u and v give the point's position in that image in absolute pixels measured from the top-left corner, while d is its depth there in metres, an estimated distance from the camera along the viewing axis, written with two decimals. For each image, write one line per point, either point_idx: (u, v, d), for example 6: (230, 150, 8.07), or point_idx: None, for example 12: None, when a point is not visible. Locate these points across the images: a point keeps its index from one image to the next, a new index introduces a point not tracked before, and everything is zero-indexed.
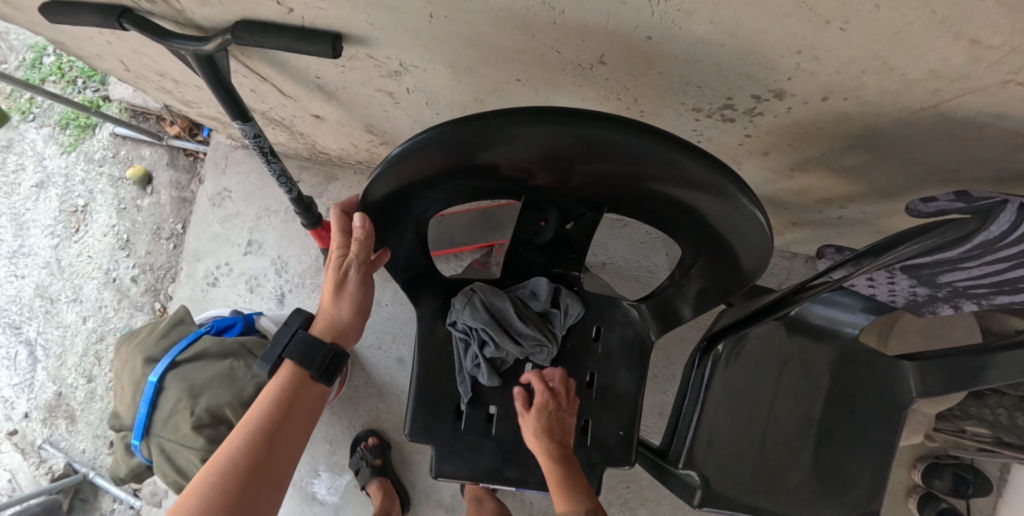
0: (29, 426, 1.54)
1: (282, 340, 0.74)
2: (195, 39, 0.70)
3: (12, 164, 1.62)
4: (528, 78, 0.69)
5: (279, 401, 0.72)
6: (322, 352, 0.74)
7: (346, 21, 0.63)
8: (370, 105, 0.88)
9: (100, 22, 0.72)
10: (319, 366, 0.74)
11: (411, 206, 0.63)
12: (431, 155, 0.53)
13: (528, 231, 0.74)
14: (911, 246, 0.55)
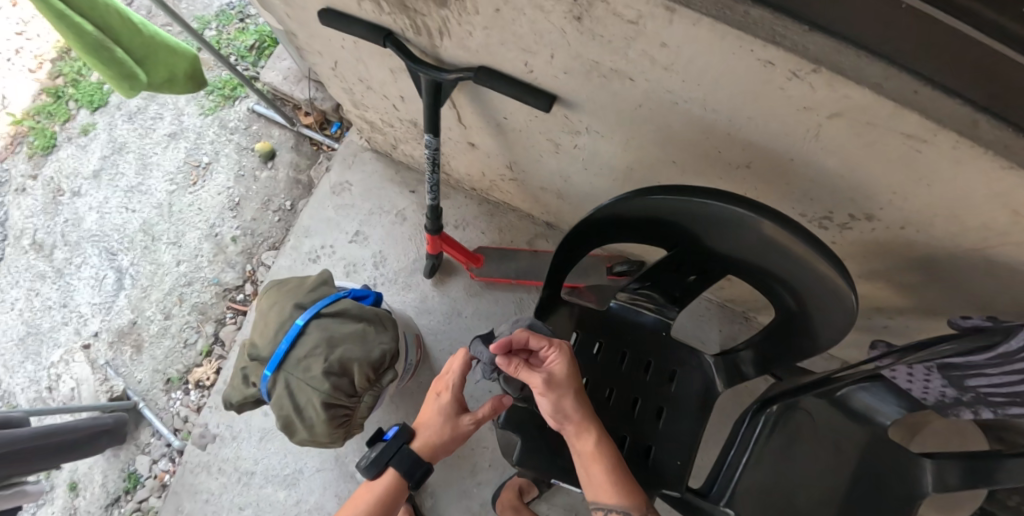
0: (98, 344, 1.67)
1: (388, 452, 0.99)
2: (437, 69, 0.89)
3: (152, 111, 1.82)
4: (681, 161, 0.91)
5: (382, 501, 0.97)
6: (420, 467, 0.99)
7: (567, 88, 0.84)
8: (531, 148, 1.07)
9: (366, 35, 0.90)
10: (416, 478, 0.99)
11: (595, 236, 0.83)
12: (633, 204, 0.74)
13: (652, 276, 0.91)
14: (948, 346, 0.73)
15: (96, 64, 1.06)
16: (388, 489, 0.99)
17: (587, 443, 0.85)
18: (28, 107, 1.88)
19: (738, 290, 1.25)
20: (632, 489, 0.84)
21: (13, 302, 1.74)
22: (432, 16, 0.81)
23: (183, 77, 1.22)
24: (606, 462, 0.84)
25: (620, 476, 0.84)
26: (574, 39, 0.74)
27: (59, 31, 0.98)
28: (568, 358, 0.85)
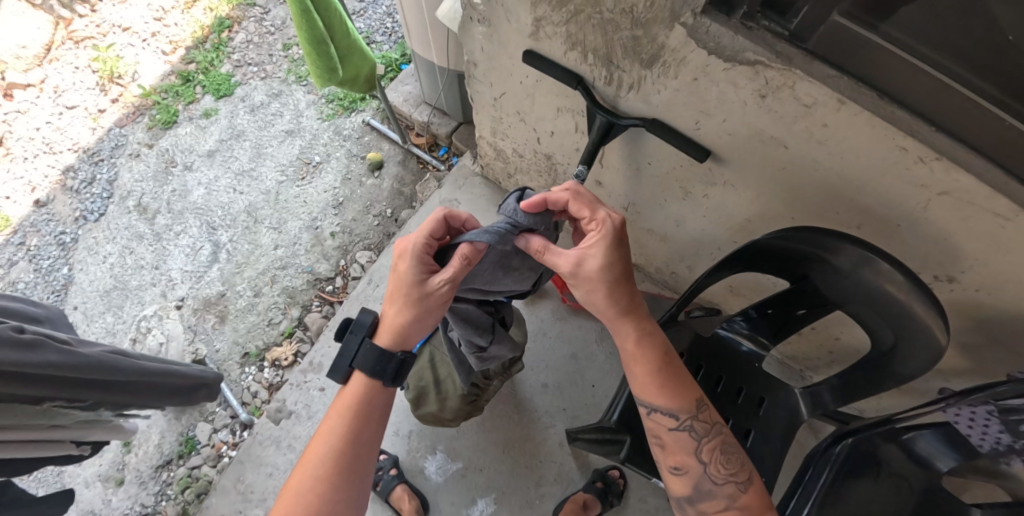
0: (183, 309, 1.75)
1: (353, 347, 0.95)
2: (614, 114, 1.09)
3: (274, 108, 2.00)
4: (799, 218, 1.10)
5: (354, 404, 0.94)
6: (388, 358, 0.94)
7: (725, 145, 1.04)
8: (659, 194, 1.27)
9: (561, 77, 1.09)
10: (390, 369, 0.94)
11: (743, 260, 1.00)
12: (784, 242, 0.94)
13: (771, 306, 1.08)
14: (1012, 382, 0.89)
15: (311, 54, 1.21)
16: (366, 393, 0.95)
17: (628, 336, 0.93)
18: (157, 85, 2.03)
19: (805, 349, 1.41)
20: (678, 384, 0.93)
21: (106, 256, 1.83)
22: (629, 72, 1.02)
23: (365, 81, 1.36)
24: (644, 357, 0.92)
25: (664, 372, 0.92)
26: (750, 109, 0.95)
27: (297, 22, 1.14)
28: (603, 244, 0.89)
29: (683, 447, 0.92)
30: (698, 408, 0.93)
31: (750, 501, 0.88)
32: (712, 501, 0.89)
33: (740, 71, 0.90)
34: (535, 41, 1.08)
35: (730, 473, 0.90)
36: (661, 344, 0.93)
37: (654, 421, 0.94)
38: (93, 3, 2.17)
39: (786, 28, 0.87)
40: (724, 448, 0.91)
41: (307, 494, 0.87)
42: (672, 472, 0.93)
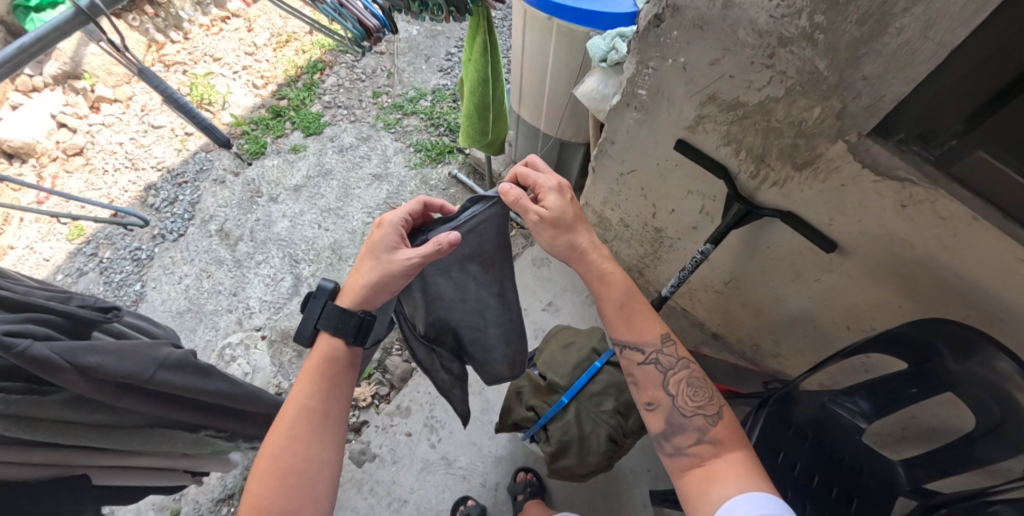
0: (260, 335, 1.82)
1: (316, 310, 0.98)
2: (754, 205, 1.21)
3: (362, 151, 2.14)
4: (906, 307, 1.25)
5: (324, 360, 0.98)
6: (352, 318, 0.97)
7: (853, 241, 1.19)
8: (767, 274, 1.43)
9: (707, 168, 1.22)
10: (354, 327, 0.97)
11: (869, 345, 1.16)
12: (908, 331, 1.10)
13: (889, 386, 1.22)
14: None
15: (471, 114, 1.29)
16: (331, 355, 0.98)
17: (590, 276, 1.02)
18: (248, 116, 2.24)
19: (881, 424, 1.55)
20: (643, 322, 1.04)
21: (181, 276, 1.98)
22: (779, 171, 1.14)
23: (499, 142, 1.44)
24: (609, 296, 1.02)
25: (628, 312, 1.04)
26: (888, 215, 1.09)
27: (470, 89, 1.23)
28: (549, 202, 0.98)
29: (652, 382, 1.03)
30: (664, 344, 1.03)
31: (719, 432, 0.98)
32: (685, 434, 0.99)
33: (889, 184, 1.04)
34: (689, 133, 1.20)
35: (697, 404, 1.01)
36: (623, 287, 1.03)
37: (625, 359, 1.05)
38: (186, 31, 2.49)
39: (932, 154, 1.01)
40: (690, 382, 1.03)
41: (280, 454, 0.91)
42: (648, 409, 1.04)
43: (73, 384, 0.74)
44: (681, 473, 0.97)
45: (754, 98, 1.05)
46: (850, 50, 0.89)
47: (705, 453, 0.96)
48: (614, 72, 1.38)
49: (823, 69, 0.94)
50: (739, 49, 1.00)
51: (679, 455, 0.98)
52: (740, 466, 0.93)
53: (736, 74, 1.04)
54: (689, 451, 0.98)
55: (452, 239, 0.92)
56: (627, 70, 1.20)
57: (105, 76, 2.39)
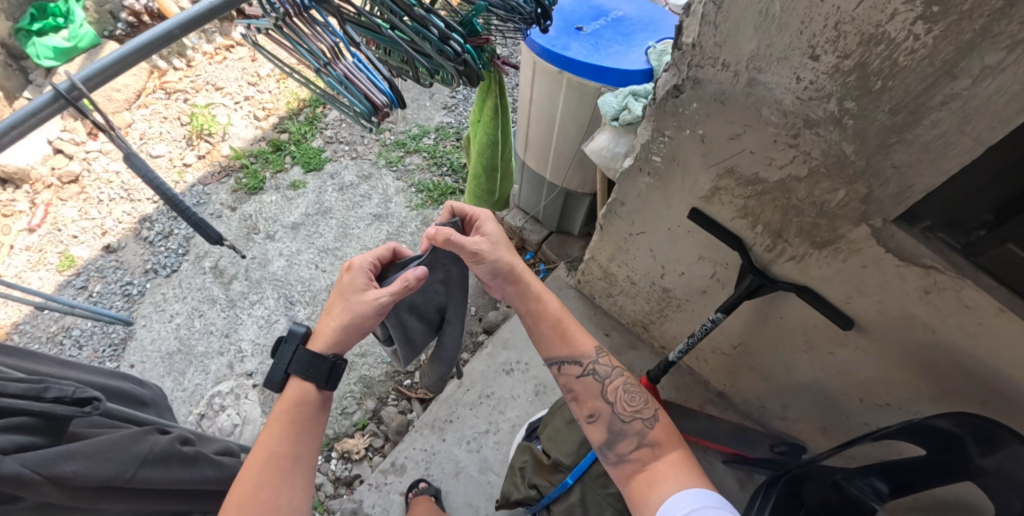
0: (251, 381, 1.78)
1: (284, 356, 0.96)
2: (769, 280, 1.16)
3: (362, 190, 2.12)
4: (924, 388, 1.19)
5: (294, 404, 0.94)
6: (323, 363, 0.95)
7: (870, 320, 1.14)
8: (777, 341, 1.39)
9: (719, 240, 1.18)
10: (325, 373, 0.96)
11: (889, 432, 1.11)
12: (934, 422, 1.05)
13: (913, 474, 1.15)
14: None
15: (477, 173, 1.25)
16: (302, 397, 0.95)
17: (527, 298, 1.12)
18: (248, 149, 2.23)
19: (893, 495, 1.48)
20: (575, 337, 1.13)
21: (172, 315, 1.93)
22: (795, 247, 1.09)
23: (505, 197, 1.39)
24: (544, 313, 1.12)
25: (561, 328, 1.14)
26: (910, 298, 1.03)
27: (478, 150, 1.18)
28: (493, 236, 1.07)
29: (591, 394, 1.11)
30: (596, 356, 1.12)
31: (656, 436, 1.04)
32: (626, 441, 1.04)
33: (912, 270, 0.99)
34: (703, 202, 1.14)
35: (635, 410, 1.07)
36: (554, 305, 1.14)
37: (564, 375, 1.13)
38: (189, 58, 2.49)
39: (958, 242, 0.95)
40: (625, 390, 1.10)
41: (248, 502, 0.86)
42: (588, 421, 1.10)
43: (49, 495, 0.70)
44: (626, 480, 1.01)
45: (774, 175, 0.99)
46: (881, 137, 0.83)
47: (646, 457, 1.01)
48: (626, 131, 1.33)
49: (850, 154, 0.87)
50: (761, 126, 0.93)
51: (623, 462, 1.02)
52: (678, 466, 0.98)
53: (757, 151, 0.97)
54: (632, 457, 1.02)
55: (420, 274, 0.95)
56: (641, 136, 1.14)
57: (105, 102, 2.32)
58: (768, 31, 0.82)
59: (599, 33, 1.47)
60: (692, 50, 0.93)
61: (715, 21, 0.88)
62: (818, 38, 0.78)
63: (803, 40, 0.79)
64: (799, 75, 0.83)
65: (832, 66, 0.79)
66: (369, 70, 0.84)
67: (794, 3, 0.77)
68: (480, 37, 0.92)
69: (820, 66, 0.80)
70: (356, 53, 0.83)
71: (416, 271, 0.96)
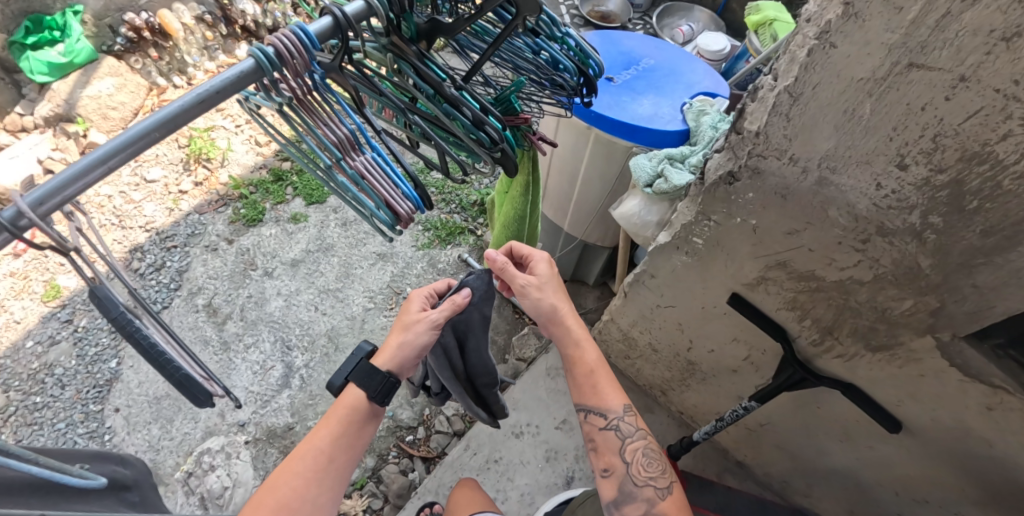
0: (242, 433, 1.68)
1: (348, 366, 0.96)
2: (814, 375, 1.05)
3: (366, 226, 2.04)
4: (975, 497, 1.08)
5: (347, 408, 0.95)
6: (376, 378, 0.94)
7: (922, 427, 1.03)
8: (811, 426, 1.28)
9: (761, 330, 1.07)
10: (377, 388, 0.95)
11: None
12: None
13: None
14: None
15: (499, 241, 1.13)
16: (354, 407, 0.95)
17: (565, 341, 1.01)
18: (246, 178, 2.13)
19: None
20: (605, 389, 1.02)
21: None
22: (845, 346, 0.98)
23: None
24: (578, 362, 1.01)
25: (592, 380, 1.02)
26: (970, 413, 0.90)
27: (505, 222, 1.07)
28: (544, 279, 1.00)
29: (610, 448, 1.01)
30: (623, 413, 1.01)
31: (666, 506, 0.96)
32: (633, 504, 0.97)
33: (978, 387, 0.85)
34: (746, 289, 1.04)
35: (649, 476, 0.98)
36: (593, 355, 1.02)
37: (587, 423, 1.03)
38: (190, 76, 2.40)
39: None
40: (644, 452, 1.00)
41: (286, 485, 0.90)
42: (602, 475, 1.01)
43: None
44: None
45: (832, 275, 0.88)
46: (964, 256, 0.72)
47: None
48: (659, 200, 1.23)
49: (925, 267, 0.77)
50: (826, 226, 0.83)
51: None
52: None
53: (817, 250, 0.87)
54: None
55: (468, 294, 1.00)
56: (683, 216, 1.04)
57: (100, 121, 2.20)
58: (851, 131, 0.71)
59: (631, 85, 1.37)
60: (756, 138, 0.82)
61: (788, 113, 0.76)
62: (910, 147, 0.67)
63: (892, 146, 0.69)
64: (880, 182, 0.73)
65: (921, 178, 0.69)
66: (392, 167, 0.65)
67: (889, 108, 0.66)
68: (518, 116, 0.81)
69: (907, 177, 0.70)
70: (374, 148, 0.65)
71: (464, 292, 1.01)
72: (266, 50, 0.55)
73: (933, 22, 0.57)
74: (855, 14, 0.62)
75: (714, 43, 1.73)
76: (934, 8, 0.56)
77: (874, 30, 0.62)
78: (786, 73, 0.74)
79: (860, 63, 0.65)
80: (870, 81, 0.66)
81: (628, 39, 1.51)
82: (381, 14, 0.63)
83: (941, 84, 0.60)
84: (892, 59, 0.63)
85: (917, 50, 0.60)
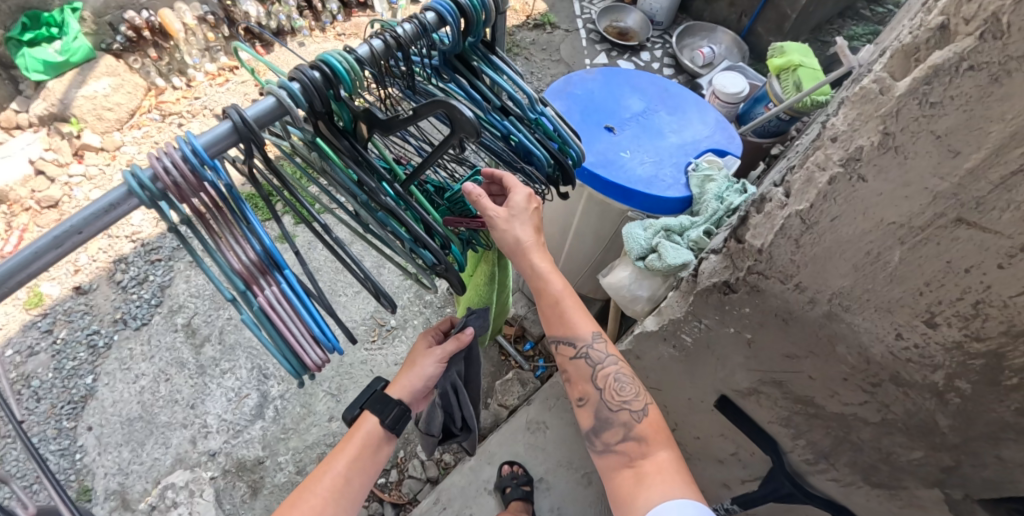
0: (212, 463, 1.64)
1: (364, 396, 0.93)
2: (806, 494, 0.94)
3: (354, 250, 1.97)
4: None
5: (365, 433, 0.90)
6: (390, 407, 0.90)
7: None
8: None
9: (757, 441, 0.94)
10: (391, 417, 0.90)
11: None
12: None
13: None
14: None
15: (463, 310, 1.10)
16: (374, 432, 0.91)
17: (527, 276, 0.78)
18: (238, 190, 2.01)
19: None
20: (575, 319, 0.86)
21: (138, 376, 1.78)
22: (841, 473, 0.87)
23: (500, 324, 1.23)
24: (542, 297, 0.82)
25: (558, 310, 0.85)
26: None
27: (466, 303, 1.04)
28: (515, 207, 0.72)
29: (583, 377, 0.91)
30: (594, 340, 0.89)
31: (645, 429, 0.87)
32: (612, 430, 0.89)
33: None
34: (736, 395, 0.93)
35: (623, 400, 0.90)
36: (559, 284, 0.82)
37: (557, 353, 0.91)
38: (190, 77, 2.35)
39: None
40: (618, 377, 0.90)
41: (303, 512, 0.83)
42: (578, 405, 0.94)
43: None
44: (612, 474, 0.86)
45: (833, 404, 0.77)
46: (991, 427, 0.64)
47: (632, 453, 0.86)
48: (651, 274, 1.12)
49: (944, 426, 0.68)
50: (831, 360, 0.73)
51: (607, 453, 0.88)
52: (666, 468, 0.82)
53: (818, 379, 0.76)
54: (618, 449, 0.87)
55: (471, 332, 0.94)
56: (671, 311, 0.92)
57: (94, 122, 2.15)
58: (871, 275, 0.62)
59: (635, 137, 1.25)
60: (758, 256, 0.71)
61: (799, 238, 0.66)
62: (943, 307, 0.59)
63: (921, 302, 0.61)
64: (900, 333, 0.64)
65: (952, 341, 0.61)
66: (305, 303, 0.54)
67: (923, 259, 0.58)
68: (471, 221, 0.72)
69: (934, 336, 0.62)
70: (290, 273, 0.54)
71: (466, 330, 0.95)
72: (141, 173, 0.44)
73: (999, 178, 0.49)
74: (895, 147, 0.53)
75: (731, 85, 1.64)
76: (1001, 162, 0.48)
77: (917, 170, 0.53)
78: (802, 194, 0.64)
79: (895, 205, 0.56)
80: (904, 227, 0.57)
81: (641, 78, 1.38)
82: (296, 113, 0.50)
83: (994, 249, 0.53)
84: (938, 209, 0.54)
85: (971, 206, 0.52)
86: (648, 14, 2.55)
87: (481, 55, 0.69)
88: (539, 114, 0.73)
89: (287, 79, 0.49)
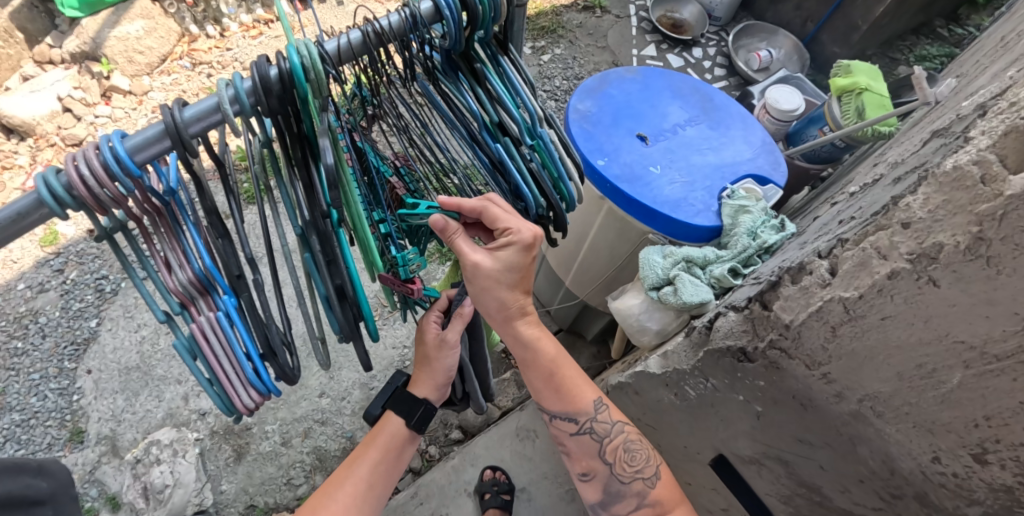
0: (202, 422, 1.63)
1: (384, 396, 0.89)
2: None
3: None
4: None
5: (388, 440, 0.87)
6: (416, 409, 0.87)
7: None
8: None
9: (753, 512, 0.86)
10: (415, 419, 0.87)
11: None
12: None
13: None
14: None
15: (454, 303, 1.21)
16: (396, 440, 0.88)
17: (515, 344, 0.77)
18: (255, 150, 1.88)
19: None
20: (576, 388, 0.83)
21: (140, 325, 1.78)
22: None
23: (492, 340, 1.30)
24: (534, 364, 0.79)
25: (554, 378, 0.82)
26: None
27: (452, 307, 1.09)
28: (503, 258, 0.65)
29: (587, 453, 0.85)
30: (596, 411, 0.84)
31: (660, 493, 0.81)
32: (624, 501, 0.83)
33: None
34: (736, 459, 0.87)
35: (635, 470, 0.82)
36: (551, 348, 0.80)
37: (556, 427, 0.86)
38: (224, 27, 2.30)
39: None
40: (628, 448, 0.83)
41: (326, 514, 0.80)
42: (582, 480, 0.87)
43: None
44: None
45: None
46: None
47: None
48: (665, 307, 1.04)
49: None
50: (850, 458, 0.72)
51: None
52: None
53: (830, 469, 0.75)
54: None
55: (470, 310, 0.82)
56: (677, 359, 0.90)
57: (125, 64, 2.12)
58: (919, 390, 0.61)
59: (671, 150, 1.14)
60: (784, 332, 0.71)
61: (836, 327, 0.65)
62: (999, 446, 0.57)
63: (973, 434, 0.58)
64: (939, 457, 0.63)
65: (1003, 484, 0.58)
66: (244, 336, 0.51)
67: (989, 390, 0.55)
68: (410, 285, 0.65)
69: (983, 473, 0.60)
70: (231, 298, 0.50)
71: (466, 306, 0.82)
72: (56, 182, 0.38)
73: None
74: (987, 256, 0.49)
75: (785, 101, 1.51)
76: None
77: (1011, 290, 0.49)
78: (850, 278, 0.62)
79: (970, 325, 0.53)
80: (971, 349, 0.54)
81: (684, 83, 1.26)
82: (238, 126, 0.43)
83: None
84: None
85: None
86: (706, 8, 2.37)
87: (490, 54, 0.61)
88: (538, 137, 0.62)
89: (234, 77, 0.42)
